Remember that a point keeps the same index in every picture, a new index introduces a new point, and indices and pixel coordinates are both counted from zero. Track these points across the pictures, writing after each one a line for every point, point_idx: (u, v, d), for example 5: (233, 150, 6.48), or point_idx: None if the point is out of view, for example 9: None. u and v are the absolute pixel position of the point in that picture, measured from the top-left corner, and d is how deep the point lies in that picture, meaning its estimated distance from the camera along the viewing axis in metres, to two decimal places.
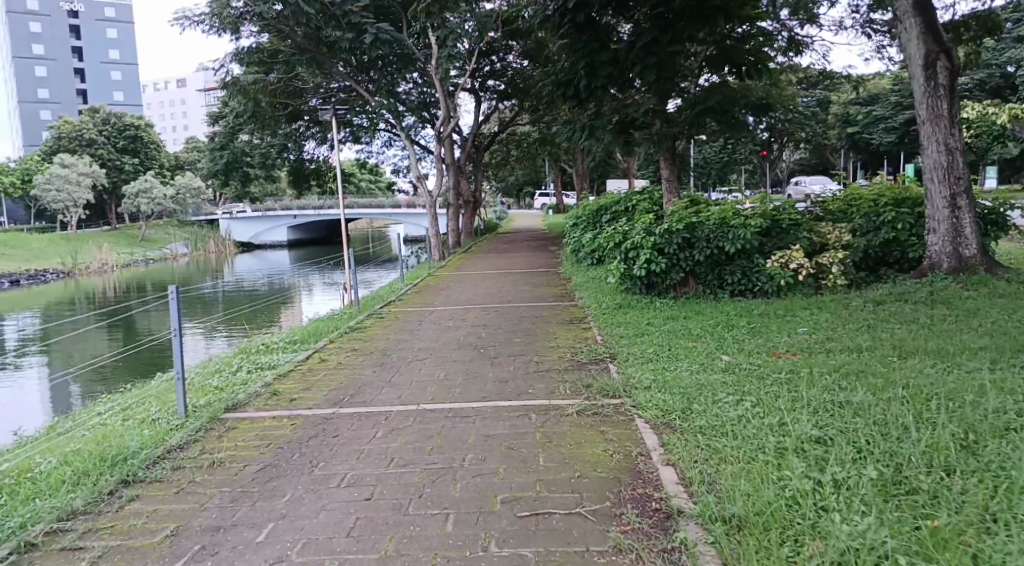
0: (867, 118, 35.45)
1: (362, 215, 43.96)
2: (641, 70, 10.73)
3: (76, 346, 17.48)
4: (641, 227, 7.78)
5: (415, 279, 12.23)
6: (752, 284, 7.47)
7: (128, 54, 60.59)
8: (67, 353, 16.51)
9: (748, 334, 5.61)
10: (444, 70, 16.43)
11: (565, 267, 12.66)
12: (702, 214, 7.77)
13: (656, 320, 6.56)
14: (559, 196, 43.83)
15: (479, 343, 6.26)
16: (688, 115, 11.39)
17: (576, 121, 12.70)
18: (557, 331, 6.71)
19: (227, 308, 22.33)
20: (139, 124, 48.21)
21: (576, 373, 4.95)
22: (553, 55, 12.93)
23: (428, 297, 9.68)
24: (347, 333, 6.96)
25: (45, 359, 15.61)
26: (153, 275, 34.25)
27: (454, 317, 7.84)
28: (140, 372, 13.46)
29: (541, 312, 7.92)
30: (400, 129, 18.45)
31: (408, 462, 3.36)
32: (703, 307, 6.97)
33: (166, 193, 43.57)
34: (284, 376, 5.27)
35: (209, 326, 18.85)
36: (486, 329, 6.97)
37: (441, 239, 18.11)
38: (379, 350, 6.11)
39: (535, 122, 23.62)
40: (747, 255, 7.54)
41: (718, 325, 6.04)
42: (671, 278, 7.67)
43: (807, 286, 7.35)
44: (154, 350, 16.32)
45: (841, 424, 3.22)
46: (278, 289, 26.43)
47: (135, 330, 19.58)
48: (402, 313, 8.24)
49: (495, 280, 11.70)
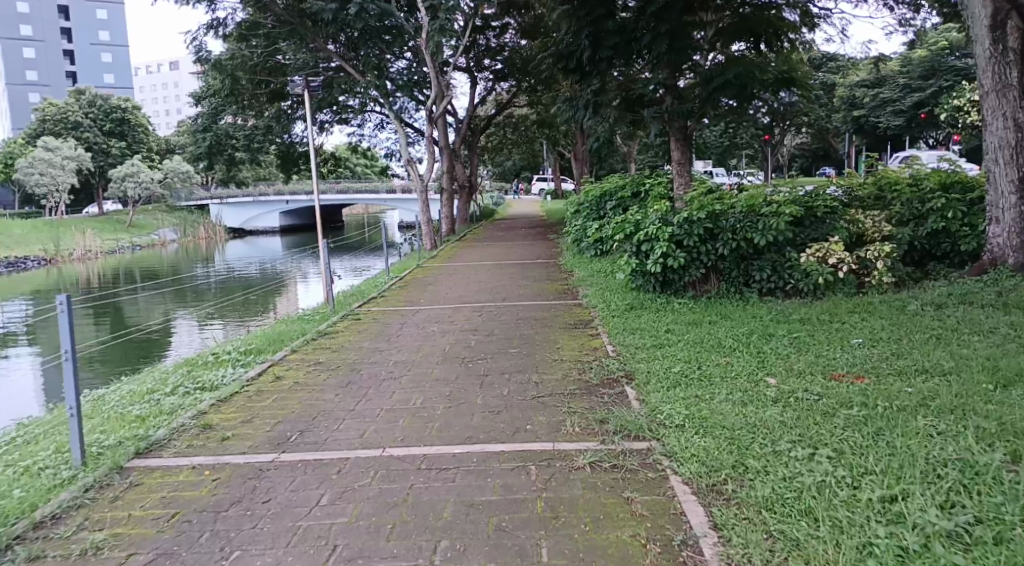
0: (874, 101, 34.10)
1: (356, 200, 42.81)
2: (652, 40, 9.63)
3: (62, 336, 16.49)
4: (655, 216, 6.76)
5: (402, 271, 11.20)
6: (784, 282, 6.46)
7: (119, 36, 59.13)
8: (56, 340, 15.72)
9: (791, 348, 4.65)
10: (435, 44, 15.11)
11: (566, 257, 11.66)
12: (726, 202, 6.76)
13: (678, 326, 5.58)
14: (557, 181, 42.76)
15: (467, 354, 5.26)
16: (702, 91, 10.13)
17: (577, 98, 11.48)
18: (559, 339, 5.72)
19: (219, 296, 21.44)
20: (126, 106, 46.80)
21: (586, 401, 3.98)
22: (553, 26, 11.87)
23: (414, 293, 8.68)
24: (314, 340, 5.98)
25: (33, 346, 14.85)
26: (141, 262, 33.21)
27: (440, 320, 6.85)
28: (116, 371, 12.49)
29: (539, 314, 6.91)
30: (389, 109, 17.11)
31: (357, 556, 2.38)
32: (730, 309, 5.98)
33: (153, 177, 42.31)
34: (226, 403, 4.30)
35: (203, 315, 17.99)
36: (475, 336, 5.96)
37: (433, 227, 16.99)
38: (347, 364, 5.13)
39: (534, 104, 22.48)
40: (778, 249, 6.55)
41: (752, 334, 5.06)
42: (690, 275, 6.64)
43: (849, 284, 6.34)
44: (144, 341, 15.43)
45: (980, 511, 2.24)
46: (270, 276, 25.48)
47: (122, 319, 18.70)
48: (381, 314, 7.23)
49: (490, 272, 10.73)
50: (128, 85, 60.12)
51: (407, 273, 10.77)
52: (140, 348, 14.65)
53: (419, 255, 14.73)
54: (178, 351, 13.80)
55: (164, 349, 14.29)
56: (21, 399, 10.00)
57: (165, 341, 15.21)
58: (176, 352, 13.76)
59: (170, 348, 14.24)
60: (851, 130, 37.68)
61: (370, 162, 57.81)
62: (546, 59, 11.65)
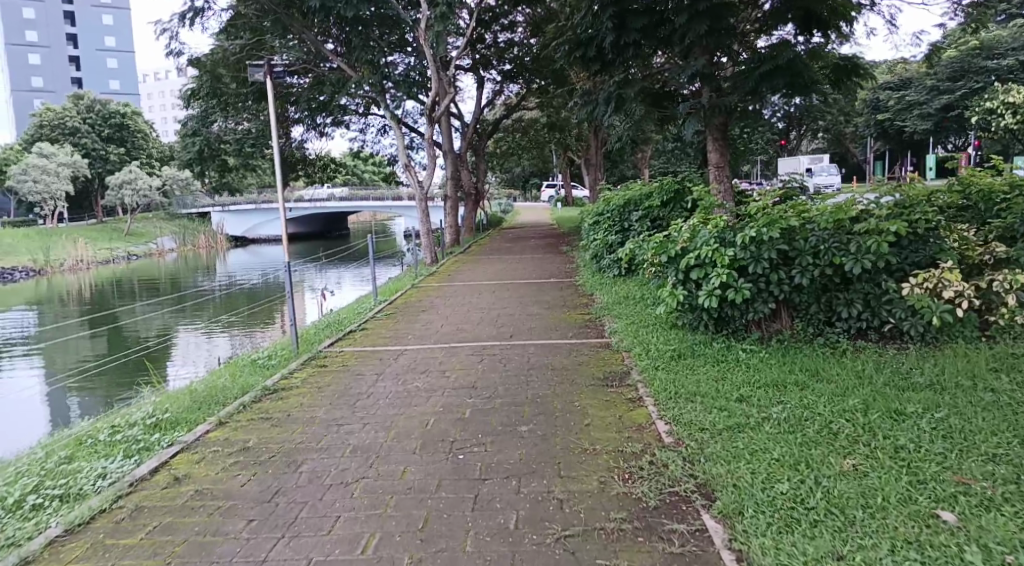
0: (899, 104, 31.99)
1: (361, 207, 41.53)
2: (688, 18, 7.95)
3: (56, 350, 15.43)
4: (709, 234, 5.19)
5: (393, 293, 9.68)
6: (880, 320, 4.86)
7: (125, 42, 58.30)
8: (52, 357, 14.67)
9: (944, 444, 3.07)
10: (435, 34, 13.56)
11: (584, 277, 10.13)
12: (801, 214, 5.16)
13: (754, 389, 4.04)
14: (566, 187, 41.15)
15: (456, 438, 3.70)
16: (747, 81, 8.37)
17: (596, 92, 9.86)
18: (586, 407, 4.15)
19: (222, 308, 20.24)
20: (125, 111, 45.71)
21: (648, 554, 2.41)
22: (568, 9, 10.35)
23: (403, 325, 7.22)
24: (244, 408, 4.38)
25: (30, 363, 13.82)
26: (139, 271, 32.06)
27: (428, 368, 5.35)
28: (113, 390, 11.26)
29: (557, 362, 5.34)
30: (385, 109, 15.47)
31: None
32: (820, 363, 4.41)
33: (151, 185, 41.16)
34: (76, 539, 2.75)
35: (209, 328, 16.63)
36: (471, 400, 4.41)
37: (433, 237, 15.34)
38: (283, 455, 3.57)
39: (545, 106, 20.94)
40: (873, 276, 4.92)
41: (875, 413, 3.48)
42: (755, 312, 5.06)
43: (969, 326, 4.74)
44: (147, 356, 14.10)
45: None
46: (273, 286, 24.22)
47: (120, 333, 17.59)
48: (348, 363, 5.62)
49: (497, 294, 9.23)
50: (135, 91, 59.37)
51: (399, 296, 9.29)
52: (144, 365, 13.33)
53: (416, 270, 13.15)
54: (183, 368, 12.50)
55: (165, 367, 12.99)
56: (31, 434, 8.91)
57: (169, 356, 13.96)
58: (182, 369, 12.46)
59: (172, 366, 12.96)
60: (872, 135, 36.48)
61: (377, 168, 56.59)
62: (560, 48, 10.15)
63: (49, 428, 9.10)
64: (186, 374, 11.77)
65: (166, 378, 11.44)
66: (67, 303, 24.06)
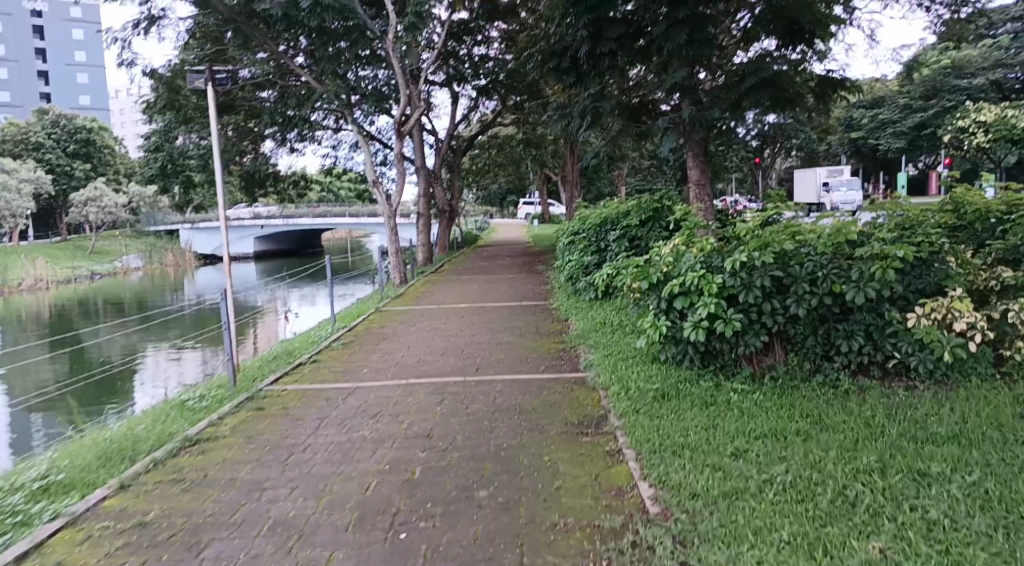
0: (872, 122, 32.19)
1: (336, 224, 40.65)
2: (666, 29, 7.48)
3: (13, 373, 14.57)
4: (694, 259, 4.70)
5: (354, 318, 9.05)
6: (884, 354, 4.34)
7: (96, 56, 57.03)
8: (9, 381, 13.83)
9: (985, 520, 2.52)
10: (404, 47, 13.03)
11: (558, 300, 9.61)
12: (795, 235, 4.65)
13: (750, 441, 3.50)
14: (543, 205, 40.76)
15: (399, 510, 3.09)
16: (727, 95, 7.92)
17: (570, 106, 9.39)
18: (557, 463, 3.55)
19: (189, 328, 19.39)
20: (92, 127, 44.52)
21: None
22: (541, 20, 9.90)
23: (360, 355, 6.62)
24: (153, 467, 3.95)
25: None
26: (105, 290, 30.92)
27: (378, 411, 4.75)
28: (74, 413, 10.55)
29: (525, 403, 4.75)
30: (352, 124, 14.83)
31: None
32: (821, 407, 3.87)
33: (118, 202, 39.98)
34: None
35: (178, 345, 15.76)
36: (423, 454, 3.82)
37: (402, 256, 14.70)
38: (185, 536, 2.96)
39: (520, 122, 20.49)
40: (877, 306, 4.40)
41: (898, 475, 2.93)
42: (746, 345, 4.53)
43: (983, 362, 4.23)
44: (110, 378, 13.32)
45: None
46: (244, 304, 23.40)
47: (82, 353, 16.73)
48: (285, 410, 5.00)
49: (464, 319, 8.65)
50: (105, 106, 58.08)
51: (359, 322, 8.66)
52: (107, 388, 12.54)
53: (382, 292, 12.54)
54: (147, 391, 11.71)
55: (132, 388, 12.28)
56: None
57: (134, 377, 13.22)
58: (148, 392, 11.65)
59: (140, 386, 12.24)
60: (847, 152, 36.73)
61: (353, 184, 55.79)
62: (534, 59, 9.68)
63: (11, 457, 8.27)
64: (156, 396, 10.97)
65: (130, 401, 10.63)
66: (25, 324, 22.91)
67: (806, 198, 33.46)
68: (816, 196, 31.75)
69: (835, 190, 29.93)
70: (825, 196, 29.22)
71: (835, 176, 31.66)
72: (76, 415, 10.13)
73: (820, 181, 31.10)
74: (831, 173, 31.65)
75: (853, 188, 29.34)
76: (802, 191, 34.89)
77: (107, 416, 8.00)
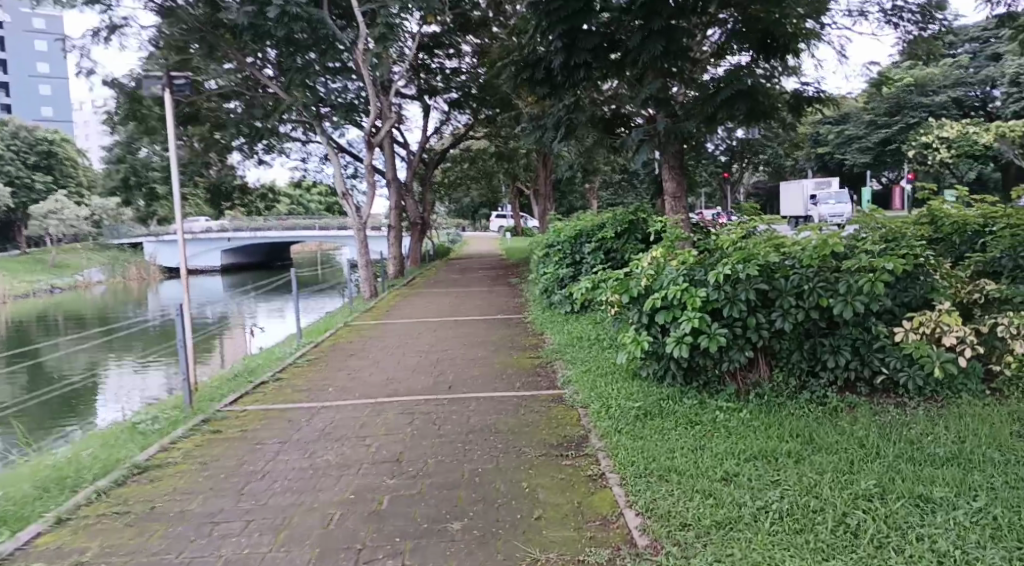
0: (838, 138, 32.87)
1: (306, 237, 39.95)
2: (642, 39, 7.36)
3: None
4: (676, 271, 4.53)
5: (321, 333, 8.71)
6: (871, 370, 4.21)
7: (59, 67, 55.59)
8: None
9: (1000, 551, 2.34)
10: (374, 57, 12.77)
11: (534, 314, 9.40)
12: (779, 247, 4.50)
13: (740, 464, 3.30)
14: (516, 218, 40.73)
15: (363, 548, 2.81)
16: (703, 107, 7.83)
17: (545, 117, 9.25)
18: (536, 490, 3.31)
19: (154, 342, 18.72)
20: (53, 138, 43.25)
21: None
22: (514, 31, 9.77)
23: (326, 373, 6.33)
24: (94, 500, 3.59)
25: None
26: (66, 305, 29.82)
27: (342, 433, 4.45)
28: (33, 431, 10.00)
29: (500, 423, 4.50)
30: (321, 135, 14.48)
31: None
32: (812, 426, 3.70)
33: (79, 214, 38.78)
34: None
35: (141, 360, 15.11)
36: (391, 482, 3.54)
37: (372, 270, 14.35)
38: None
39: (493, 135, 20.36)
40: (864, 320, 4.26)
41: (901, 501, 2.75)
42: (730, 361, 4.36)
43: (972, 377, 4.12)
44: (69, 395, 12.69)
45: None
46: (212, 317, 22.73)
47: (41, 369, 15.97)
48: (243, 433, 4.66)
49: (437, 333, 8.40)
50: (68, 118, 56.61)
51: (327, 337, 8.33)
52: (66, 405, 11.94)
53: (352, 306, 12.20)
54: (112, 406, 11.20)
55: (94, 404, 11.70)
56: None
57: (96, 393, 12.62)
58: (111, 407, 11.11)
59: (103, 401, 11.68)
60: (813, 167, 37.45)
61: (323, 197, 55.14)
62: (507, 70, 9.53)
63: None
64: (118, 413, 10.40)
65: (88, 420, 10.04)
66: None
67: (793, 211, 33.73)
68: (803, 209, 32.09)
69: (822, 203, 30.29)
70: (814, 208, 29.56)
71: (820, 189, 32.09)
72: (28, 436, 9.51)
73: (807, 195, 31.45)
74: (818, 187, 31.87)
75: (841, 200, 29.69)
76: (788, 205, 35.27)
77: (56, 440, 7.49)
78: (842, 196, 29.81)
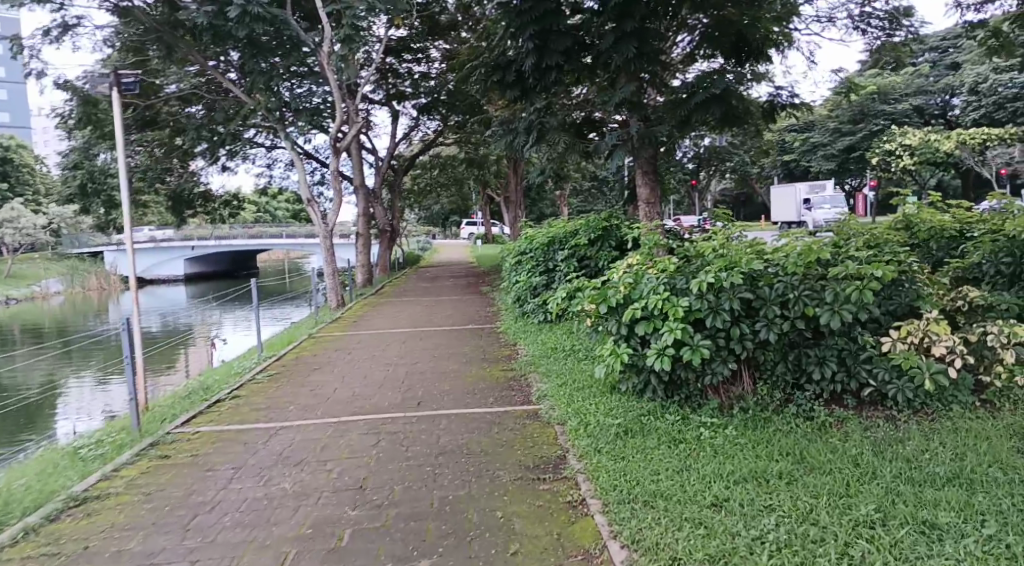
0: (803, 146, 33.35)
1: (274, 245, 39.03)
2: (615, 40, 7.18)
3: None
4: (656, 280, 4.31)
5: (283, 346, 8.30)
6: (859, 382, 4.04)
7: (16, 71, 53.80)
8: None
9: None
10: (340, 60, 12.41)
11: (506, 324, 9.12)
12: (761, 255, 4.32)
13: (730, 487, 3.08)
14: (487, 225, 40.46)
15: None
16: (677, 111, 7.67)
17: (516, 121, 9.01)
18: (512, 520, 3.04)
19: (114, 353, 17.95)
20: (8, 144, 41.70)
21: None
22: (484, 34, 9.54)
23: (287, 390, 5.96)
24: (20, 539, 3.21)
25: None
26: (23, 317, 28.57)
27: (301, 458, 4.12)
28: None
29: (472, 443, 4.21)
30: (286, 140, 14.04)
31: None
32: (803, 444, 3.50)
33: (37, 223, 37.36)
34: None
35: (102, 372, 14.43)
36: (353, 513, 3.23)
37: (340, 278, 13.93)
38: None
39: (463, 141, 20.10)
40: (851, 330, 4.10)
41: (905, 528, 2.55)
42: (713, 374, 4.15)
43: (961, 388, 3.99)
44: (26, 409, 12.03)
45: None
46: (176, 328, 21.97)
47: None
48: (194, 458, 4.28)
49: (406, 345, 8.07)
50: (25, 123, 54.77)
51: (291, 350, 7.94)
52: (24, 419, 11.32)
53: (319, 316, 11.77)
54: (75, 419, 10.67)
55: (54, 417, 11.12)
56: None
57: (56, 406, 11.99)
58: (74, 420, 10.58)
59: (64, 414, 11.13)
60: (780, 174, 37.98)
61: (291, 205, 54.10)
62: (477, 73, 9.28)
63: None
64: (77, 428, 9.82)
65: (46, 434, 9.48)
66: None
67: (787, 215, 32.73)
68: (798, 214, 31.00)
69: (818, 208, 29.21)
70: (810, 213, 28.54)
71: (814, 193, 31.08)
72: None
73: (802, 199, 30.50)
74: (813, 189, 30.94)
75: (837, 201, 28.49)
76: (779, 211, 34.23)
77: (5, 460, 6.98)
78: (838, 198, 28.86)
